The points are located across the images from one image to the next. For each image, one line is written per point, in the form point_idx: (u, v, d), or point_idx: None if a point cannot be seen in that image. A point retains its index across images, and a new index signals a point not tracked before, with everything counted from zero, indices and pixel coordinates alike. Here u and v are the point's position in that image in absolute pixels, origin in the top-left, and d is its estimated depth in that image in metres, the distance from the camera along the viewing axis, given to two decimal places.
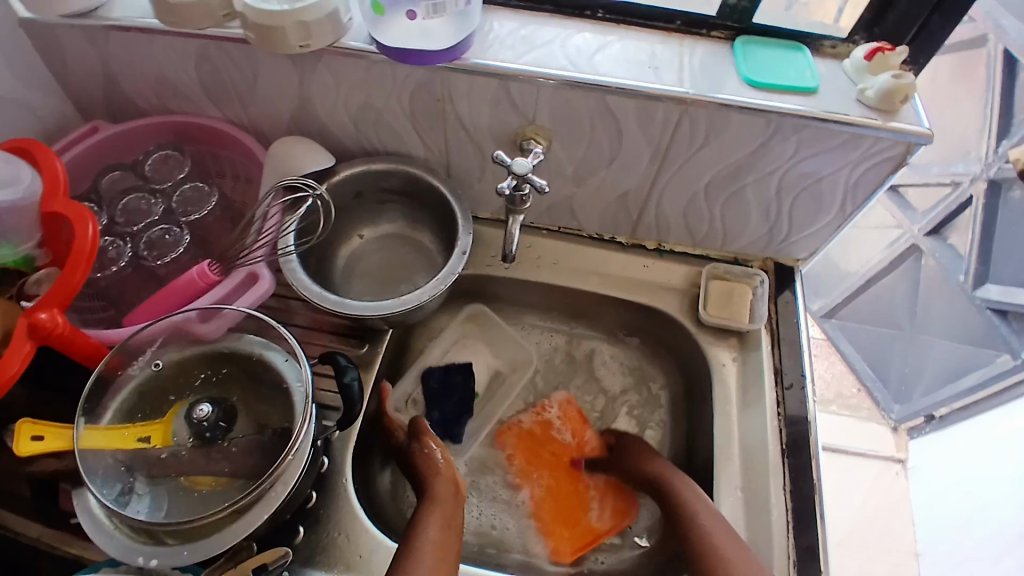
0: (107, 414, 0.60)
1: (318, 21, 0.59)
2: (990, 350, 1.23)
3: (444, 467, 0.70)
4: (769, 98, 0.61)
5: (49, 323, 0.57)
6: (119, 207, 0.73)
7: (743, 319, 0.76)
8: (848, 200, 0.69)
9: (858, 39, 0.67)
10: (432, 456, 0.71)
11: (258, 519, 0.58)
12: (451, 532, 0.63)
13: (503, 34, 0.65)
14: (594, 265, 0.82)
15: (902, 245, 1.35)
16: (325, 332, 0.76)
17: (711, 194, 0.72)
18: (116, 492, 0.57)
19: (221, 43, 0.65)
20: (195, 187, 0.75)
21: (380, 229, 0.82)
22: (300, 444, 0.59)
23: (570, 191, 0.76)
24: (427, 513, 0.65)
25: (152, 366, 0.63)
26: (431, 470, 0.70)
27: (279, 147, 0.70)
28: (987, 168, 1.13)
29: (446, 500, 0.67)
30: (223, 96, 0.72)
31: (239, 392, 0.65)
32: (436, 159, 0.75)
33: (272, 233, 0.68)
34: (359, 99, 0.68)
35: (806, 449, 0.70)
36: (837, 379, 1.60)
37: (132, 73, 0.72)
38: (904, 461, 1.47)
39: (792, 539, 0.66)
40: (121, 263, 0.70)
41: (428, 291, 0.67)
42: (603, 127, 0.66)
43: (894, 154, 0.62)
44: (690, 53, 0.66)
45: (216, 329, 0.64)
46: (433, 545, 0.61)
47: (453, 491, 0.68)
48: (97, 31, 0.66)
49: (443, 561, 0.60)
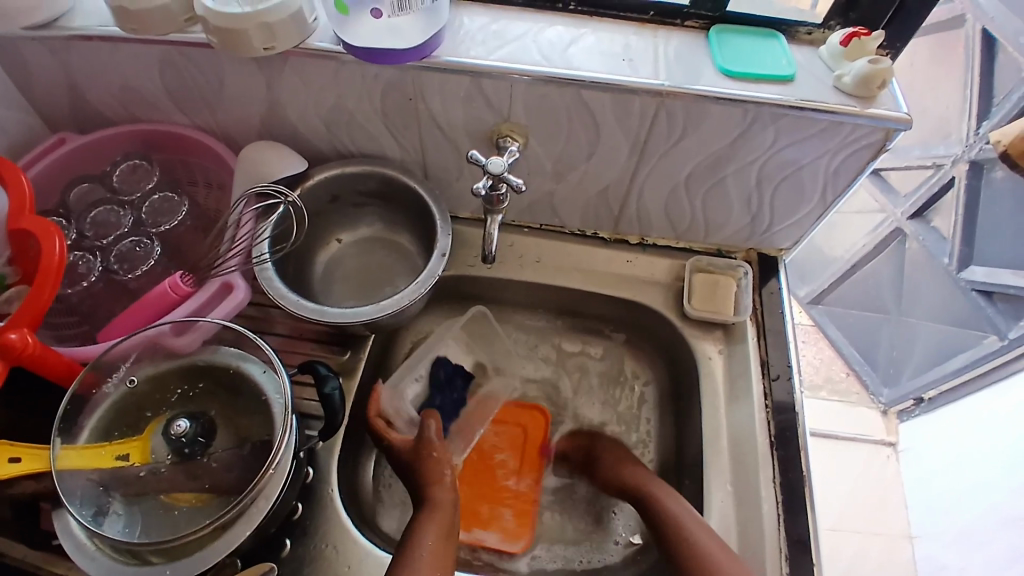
0: (83, 434, 0.59)
1: (282, 22, 0.58)
2: (975, 332, 1.24)
3: (447, 474, 0.69)
4: (746, 87, 0.60)
5: (20, 343, 0.55)
6: (88, 220, 0.71)
7: (728, 311, 0.76)
8: (828, 188, 0.68)
9: (834, 25, 0.65)
10: (436, 461, 0.69)
11: (241, 536, 0.57)
12: (447, 544, 0.62)
13: (474, 29, 0.64)
14: (578, 262, 0.81)
15: (885, 229, 1.34)
16: (306, 340, 0.74)
17: (691, 186, 0.72)
18: (94, 512, 0.56)
19: (184, 48, 0.63)
20: (165, 197, 0.74)
21: (359, 232, 0.81)
22: (280, 458, 0.58)
23: (549, 188, 0.75)
24: (424, 524, 0.63)
25: (127, 382, 0.61)
26: (433, 478, 0.68)
27: (250, 154, 0.69)
28: (967, 149, 1.13)
29: (444, 509, 0.65)
30: (190, 102, 0.71)
31: (218, 406, 0.64)
32: (412, 159, 0.74)
33: (246, 240, 0.67)
34: (329, 101, 0.67)
35: (794, 440, 0.70)
36: (826, 364, 1.60)
37: (95, 82, 0.70)
38: (894, 444, 1.48)
39: (783, 532, 0.65)
40: (92, 278, 0.68)
41: (408, 295, 0.66)
42: (580, 121, 0.65)
43: (873, 141, 0.62)
44: (664, 44, 0.65)
45: (191, 342, 0.62)
46: (428, 560, 0.59)
47: (452, 500, 0.66)
48: (57, 41, 0.64)
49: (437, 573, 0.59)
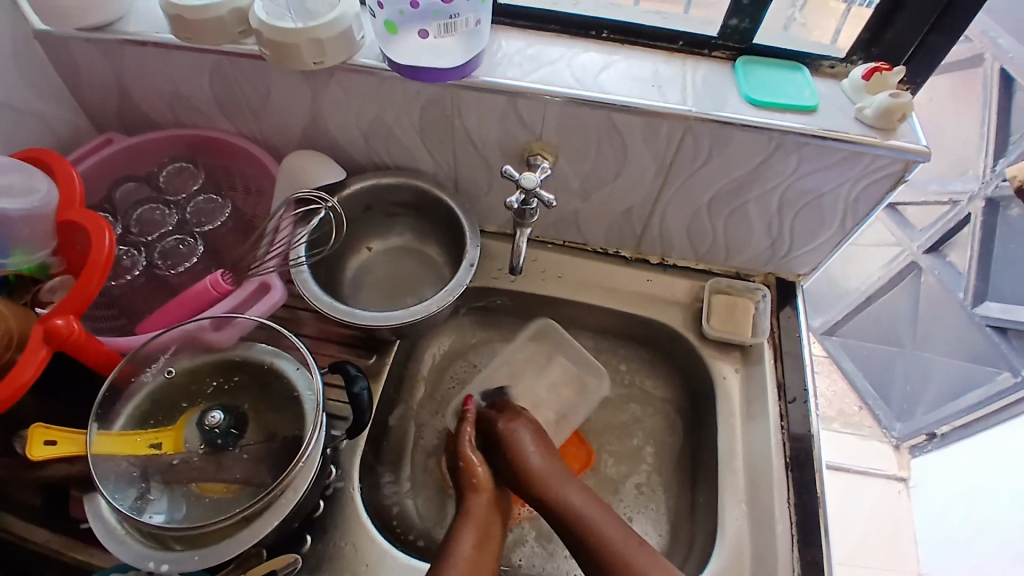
0: (119, 420, 0.61)
1: (332, 39, 0.62)
2: (990, 367, 1.24)
3: (477, 481, 0.72)
4: (769, 116, 0.63)
5: (66, 330, 0.58)
6: (133, 216, 0.74)
7: (745, 332, 0.78)
8: (848, 215, 0.70)
9: (856, 60, 0.68)
10: (473, 470, 0.73)
11: (269, 525, 0.58)
12: (480, 553, 0.65)
13: (511, 52, 0.67)
14: (598, 278, 0.83)
15: (901, 262, 1.37)
16: (333, 342, 0.77)
17: (714, 210, 0.74)
18: (128, 497, 0.57)
19: (236, 60, 0.67)
20: (209, 199, 0.77)
21: (390, 241, 0.83)
22: (310, 452, 0.60)
23: (576, 206, 0.78)
24: (460, 531, 0.67)
25: (164, 373, 0.64)
26: (469, 490, 0.71)
27: (291, 162, 0.72)
28: (984, 186, 1.15)
29: (478, 515, 0.69)
30: (236, 110, 0.74)
31: (251, 400, 0.66)
32: (445, 173, 0.77)
33: (284, 244, 0.70)
34: (370, 114, 0.70)
35: (809, 463, 0.70)
36: (838, 397, 1.61)
37: (146, 87, 0.74)
38: (904, 480, 1.47)
39: (796, 553, 0.65)
40: (136, 272, 0.71)
41: (436, 301, 0.68)
42: (609, 142, 0.68)
43: (893, 172, 0.64)
44: (692, 73, 0.68)
45: (228, 338, 0.65)
46: (460, 566, 0.63)
47: (489, 510, 0.70)
48: (113, 45, 0.68)
49: None
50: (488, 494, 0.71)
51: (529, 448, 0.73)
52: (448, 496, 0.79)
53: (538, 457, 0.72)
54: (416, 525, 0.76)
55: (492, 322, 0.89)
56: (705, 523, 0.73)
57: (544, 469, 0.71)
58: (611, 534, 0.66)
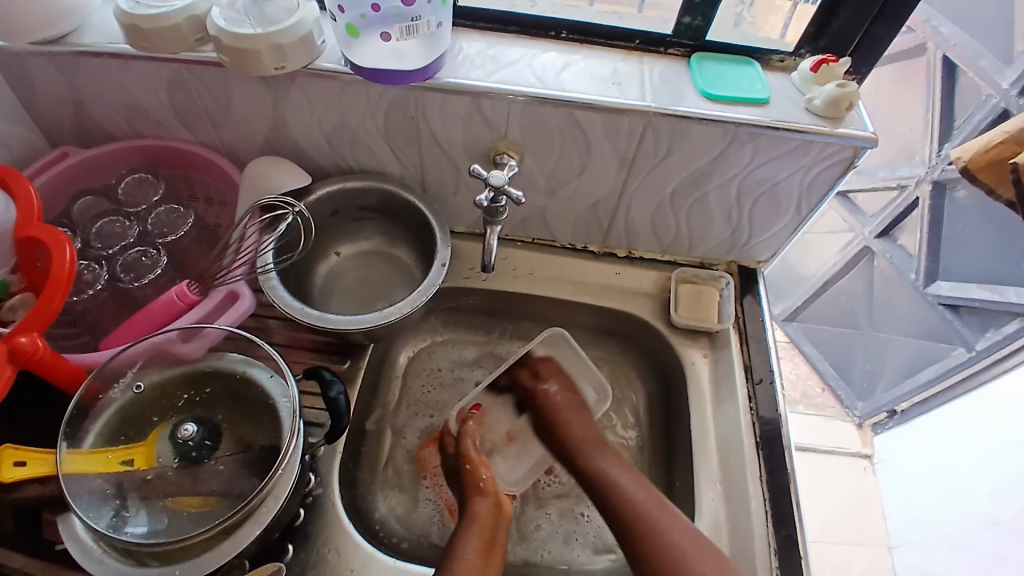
0: (89, 439, 0.59)
1: (293, 44, 0.62)
2: (945, 345, 1.30)
3: (483, 484, 0.72)
4: (725, 109, 0.65)
5: (30, 347, 0.56)
6: (93, 231, 0.73)
7: (711, 320, 0.80)
8: (803, 202, 0.73)
9: (804, 52, 0.71)
10: (478, 474, 0.73)
11: (250, 535, 0.58)
12: (487, 559, 0.63)
13: (472, 54, 0.68)
14: (568, 274, 0.85)
15: (855, 247, 1.41)
16: (305, 349, 0.76)
17: (676, 201, 0.76)
18: (102, 516, 0.56)
19: (194, 68, 0.66)
20: (171, 209, 0.76)
21: (358, 246, 0.83)
22: (289, 459, 0.59)
23: (543, 203, 0.79)
24: (463, 535, 0.66)
25: (133, 388, 0.62)
26: (475, 494, 0.71)
27: (255, 169, 0.72)
28: (931, 170, 1.20)
29: (484, 517, 0.68)
30: (196, 119, 0.73)
31: (225, 411, 0.65)
32: (411, 175, 0.77)
33: (251, 252, 0.69)
34: (334, 118, 0.70)
35: (779, 442, 0.73)
36: (802, 380, 1.67)
37: (102, 99, 0.72)
38: (870, 457, 1.53)
39: (771, 529, 0.68)
40: (98, 286, 0.69)
41: (409, 303, 0.69)
42: (573, 139, 0.69)
43: (843, 158, 0.67)
44: (649, 69, 0.70)
45: (198, 349, 0.64)
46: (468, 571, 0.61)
47: (494, 509, 0.70)
48: (66, 57, 0.67)
49: None
50: (494, 497, 0.72)
51: (566, 416, 0.78)
52: (423, 486, 0.79)
53: (578, 427, 0.77)
54: (395, 524, 0.76)
55: (464, 322, 0.90)
56: (683, 506, 0.75)
57: (578, 437, 0.76)
58: (617, 481, 0.70)
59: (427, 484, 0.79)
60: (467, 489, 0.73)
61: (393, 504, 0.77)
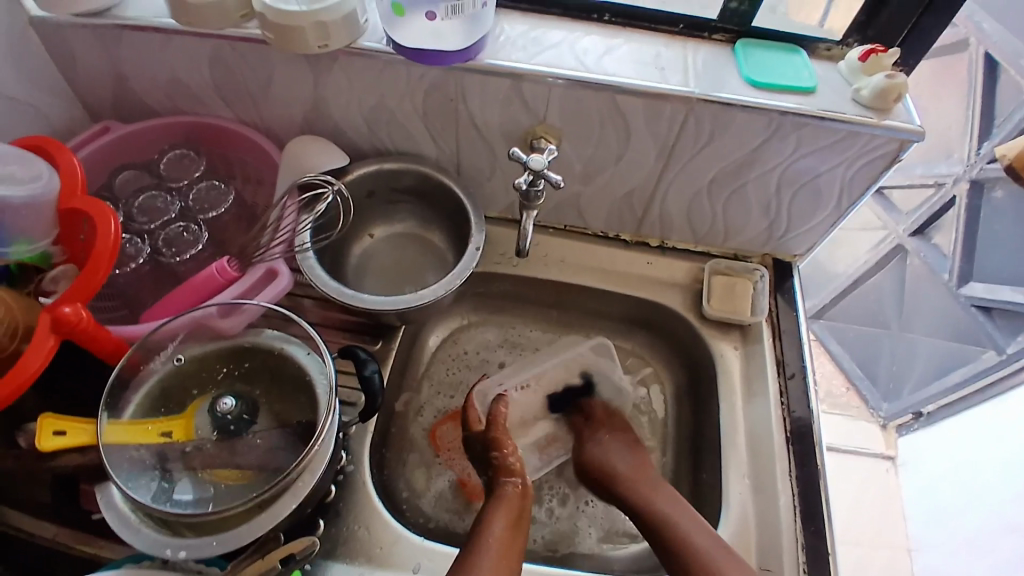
0: (129, 409, 0.60)
1: (336, 22, 0.61)
2: (973, 347, 1.28)
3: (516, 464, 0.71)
4: (770, 97, 0.64)
5: (74, 317, 0.57)
6: (135, 205, 0.74)
7: (745, 312, 0.79)
8: (844, 194, 0.72)
9: (852, 42, 0.70)
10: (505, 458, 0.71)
11: (286, 509, 0.58)
12: (517, 532, 0.64)
13: (514, 36, 0.68)
14: (600, 262, 0.84)
15: (887, 246, 1.39)
16: (338, 329, 0.77)
17: (714, 191, 0.75)
18: (142, 486, 0.57)
19: (237, 44, 0.66)
20: (211, 185, 0.76)
21: (392, 228, 0.84)
22: (324, 435, 0.60)
23: (578, 189, 0.78)
24: (493, 511, 0.66)
25: (173, 361, 0.63)
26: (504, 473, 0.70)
27: (294, 147, 0.72)
28: (969, 168, 1.17)
29: (514, 498, 0.68)
30: (236, 96, 0.74)
31: (263, 386, 0.66)
32: (447, 158, 0.77)
33: (289, 230, 0.69)
34: (373, 98, 0.70)
35: (810, 438, 0.72)
36: (826, 377, 1.65)
37: (143, 74, 0.73)
38: (892, 459, 1.52)
39: (800, 524, 0.67)
40: (140, 260, 0.70)
41: (442, 286, 0.69)
42: (613, 125, 0.69)
43: (888, 151, 0.66)
44: (693, 55, 0.69)
45: (237, 324, 0.65)
46: (497, 550, 0.61)
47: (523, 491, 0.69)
48: (110, 31, 0.67)
49: (507, 559, 0.61)
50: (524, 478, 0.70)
51: (614, 463, 0.74)
52: (437, 462, 0.80)
53: (629, 468, 0.74)
54: (416, 502, 0.77)
55: (493, 307, 0.90)
56: (709, 499, 0.74)
57: (629, 482, 0.72)
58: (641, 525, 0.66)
59: (440, 461, 0.79)
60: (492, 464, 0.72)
61: (415, 483, 0.78)
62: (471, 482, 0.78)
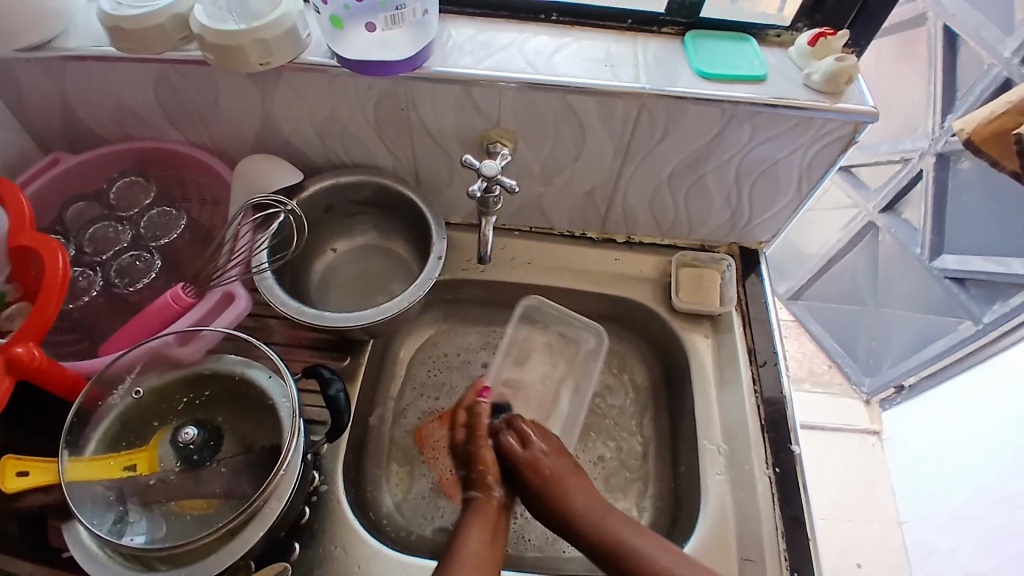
0: (90, 445, 0.59)
1: (277, 37, 0.60)
2: (952, 318, 1.28)
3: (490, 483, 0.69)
4: (721, 88, 0.64)
5: (27, 357, 0.56)
6: (87, 236, 0.73)
7: (714, 303, 0.80)
8: (803, 180, 0.72)
9: (801, 27, 0.70)
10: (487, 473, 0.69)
11: (254, 537, 0.58)
12: (493, 547, 0.63)
13: (462, 41, 0.67)
14: (568, 261, 0.84)
15: (858, 224, 1.40)
16: (305, 347, 0.76)
17: (674, 184, 0.75)
18: (109, 522, 0.56)
19: (180, 66, 0.65)
20: (163, 211, 0.75)
21: (354, 242, 0.83)
22: (290, 459, 0.59)
23: (539, 190, 0.78)
24: (467, 526, 0.65)
25: (132, 393, 0.62)
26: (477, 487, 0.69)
27: (246, 166, 0.71)
28: (935, 142, 1.18)
29: (488, 515, 0.66)
30: (184, 118, 0.72)
31: (224, 413, 0.65)
32: (405, 168, 0.76)
33: (245, 251, 0.68)
34: (323, 112, 0.69)
35: (784, 425, 0.72)
36: (808, 357, 1.66)
37: (90, 103, 0.71)
38: (878, 433, 1.52)
39: (778, 512, 0.68)
40: (93, 292, 0.69)
41: (406, 297, 0.67)
42: (567, 125, 0.68)
43: (843, 134, 0.66)
44: (643, 50, 0.68)
45: (195, 351, 0.63)
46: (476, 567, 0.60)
47: (499, 506, 0.68)
48: (52, 61, 0.65)
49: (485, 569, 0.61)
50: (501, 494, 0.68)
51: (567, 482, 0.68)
52: (419, 461, 0.80)
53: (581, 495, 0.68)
54: (386, 503, 0.76)
55: (463, 313, 0.89)
56: (689, 491, 0.74)
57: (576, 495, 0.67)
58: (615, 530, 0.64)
59: (423, 460, 0.80)
60: (473, 480, 0.69)
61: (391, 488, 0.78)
62: (452, 482, 0.78)
